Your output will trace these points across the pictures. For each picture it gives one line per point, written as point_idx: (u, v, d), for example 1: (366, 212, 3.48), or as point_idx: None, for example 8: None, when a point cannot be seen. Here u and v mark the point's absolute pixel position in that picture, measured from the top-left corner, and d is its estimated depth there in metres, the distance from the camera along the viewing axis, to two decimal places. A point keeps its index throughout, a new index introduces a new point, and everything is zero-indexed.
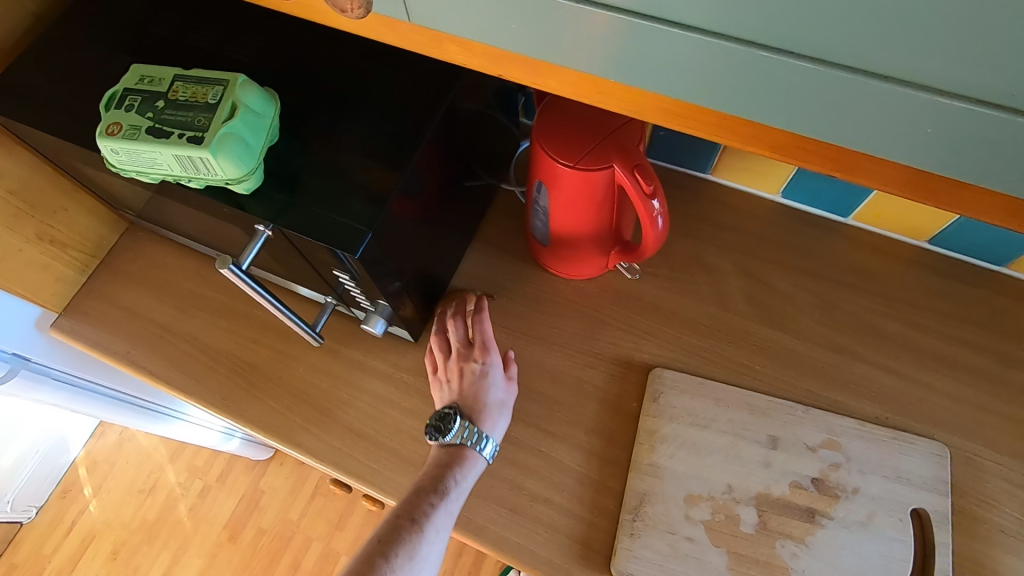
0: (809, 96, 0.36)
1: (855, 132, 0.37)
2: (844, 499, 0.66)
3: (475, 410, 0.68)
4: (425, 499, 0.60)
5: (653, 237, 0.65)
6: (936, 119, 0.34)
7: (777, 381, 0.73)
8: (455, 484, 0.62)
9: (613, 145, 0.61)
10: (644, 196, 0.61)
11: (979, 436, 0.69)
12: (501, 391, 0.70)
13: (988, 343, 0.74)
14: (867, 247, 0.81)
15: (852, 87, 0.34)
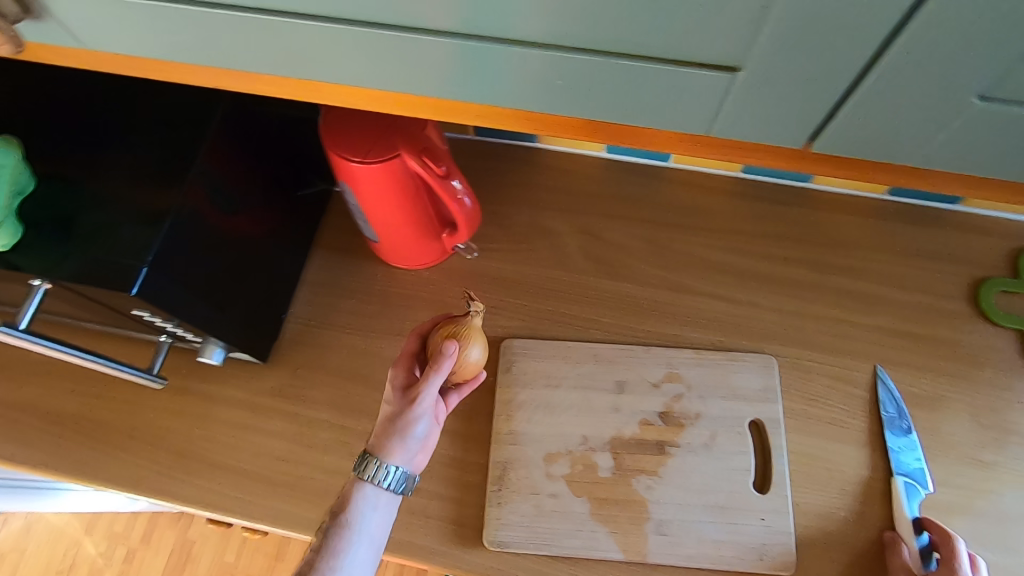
0: (473, 69, 0.44)
1: (522, 95, 0.45)
2: (688, 425, 0.70)
3: (398, 427, 0.60)
4: (333, 511, 0.59)
5: (461, 214, 0.67)
6: (564, 76, 0.43)
7: (621, 329, 0.77)
8: (346, 517, 0.58)
9: (400, 134, 0.61)
10: (440, 178, 0.62)
11: (800, 341, 0.75)
12: (427, 403, 0.61)
13: (803, 255, 0.80)
14: (689, 186, 0.85)
15: (497, 57, 0.42)
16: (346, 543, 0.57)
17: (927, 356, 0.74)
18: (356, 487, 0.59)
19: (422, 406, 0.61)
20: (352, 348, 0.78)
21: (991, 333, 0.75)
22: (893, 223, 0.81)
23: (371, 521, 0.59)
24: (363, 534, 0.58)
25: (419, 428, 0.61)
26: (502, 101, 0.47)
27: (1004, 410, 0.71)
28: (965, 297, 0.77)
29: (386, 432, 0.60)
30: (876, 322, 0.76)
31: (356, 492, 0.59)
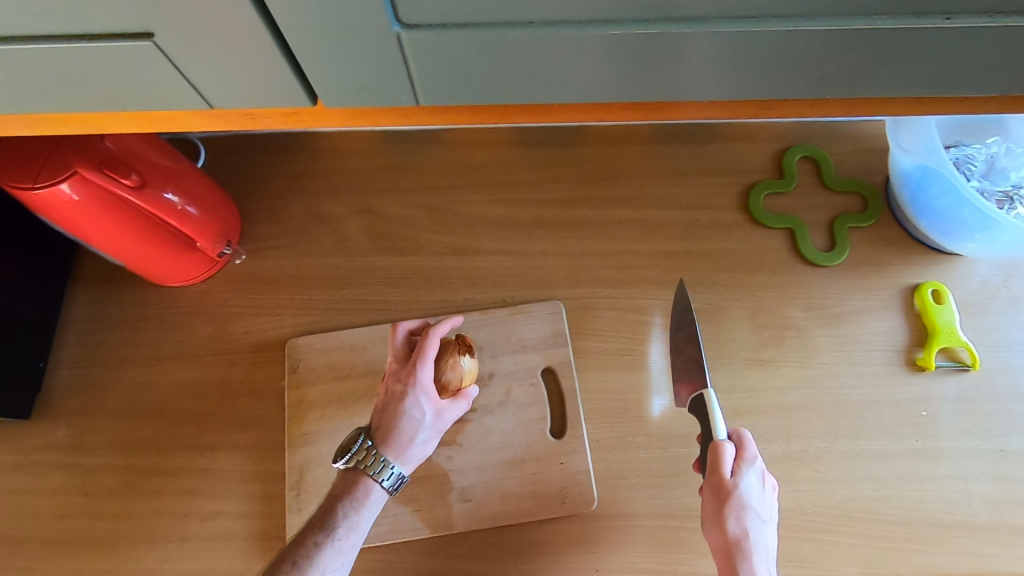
0: (27, 73, 0.39)
1: (104, 92, 0.41)
2: (482, 387, 0.70)
3: (391, 445, 0.59)
4: (310, 539, 0.55)
5: (172, 215, 0.63)
6: (121, 62, 0.38)
7: (410, 304, 0.75)
8: (342, 519, 0.57)
9: (61, 148, 0.56)
10: (130, 186, 0.58)
11: (587, 281, 0.76)
12: (419, 418, 0.60)
13: (583, 194, 0.80)
14: (466, 144, 0.83)
15: (35, 56, 0.37)
16: (335, 555, 0.56)
17: (706, 270, 0.76)
18: (358, 480, 0.59)
19: (444, 425, 0.62)
20: (128, 383, 0.72)
21: (764, 236, 0.78)
22: (665, 146, 0.82)
23: (367, 521, 0.58)
24: (354, 542, 0.57)
25: (434, 441, 0.61)
26: (93, 104, 0.42)
27: (778, 307, 0.74)
28: (738, 205, 0.79)
29: (383, 435, 0.60)
30: (657, 246, 0.77)
31: (351, 494, 0.58)
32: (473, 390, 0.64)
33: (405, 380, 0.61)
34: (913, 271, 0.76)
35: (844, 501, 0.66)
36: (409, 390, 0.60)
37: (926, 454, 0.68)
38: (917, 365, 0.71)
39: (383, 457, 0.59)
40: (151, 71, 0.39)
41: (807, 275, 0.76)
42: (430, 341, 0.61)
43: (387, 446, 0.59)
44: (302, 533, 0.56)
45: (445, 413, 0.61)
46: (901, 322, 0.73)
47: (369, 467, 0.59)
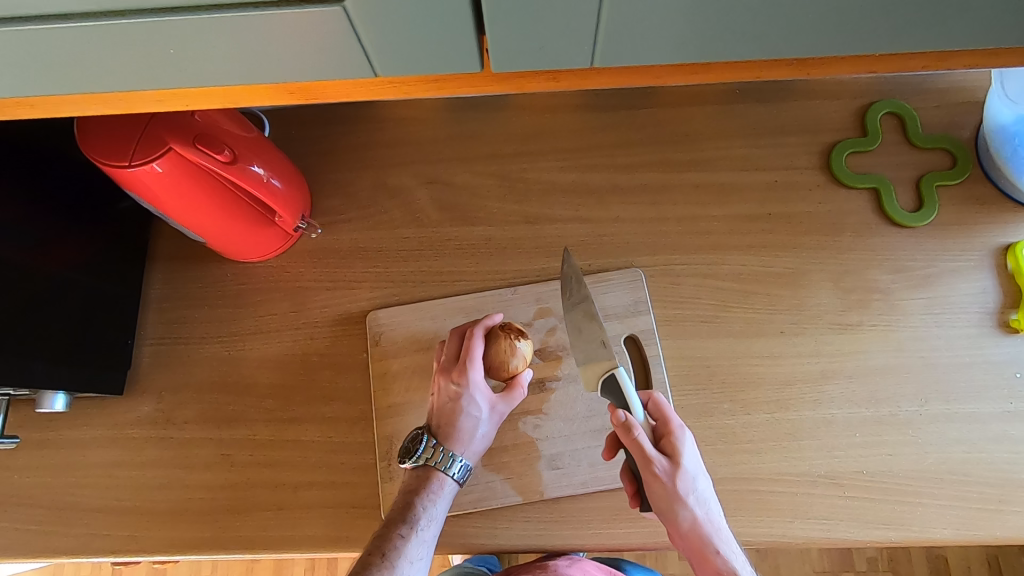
0: (151, 48, 0.37)
1: (228, 63, 0.39)
2: (565, 356, 0.70)
3: (454, 439, 0.63)
4: (395, 531, 0.60)
5: (260, 188, 0.62)
6: (253, 32, 0.36)
7: (486, 275, 0.74)
8: (422, 512, 0.61)
9: (153, 124, 0.56)
10: (222, 162, 0.57)
11: (663, 247, 0.74)
12: (475, 415, 0.64)
13: (656, 159, 0.78)
14: (533, 109, 0.80)
15: (164, 30, 0.35)
16: (419, 546, 0.60)
17: (787, 234, 0.74)
18: (430, 476, 0.63)
19: (498, 414, 0.65)
20: (213, 358, 0.73)
21: (846, 197, 0.75)
22: (740, 106, 0.79)
23: (440, 511, 0.62)
24: (433, 531, 0.61)
25: (492, 430, 0.65)
26: (214, 77, 0.40)
27: (863, 270, 0.73)
28: (818, 166, 0.77)
29: (445, 432, 0.63)
30: (735, 210, 0.75)
31: (424, 490, 0.62)
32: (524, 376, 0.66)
33: (458, 382, 0.64)
34: (1004, 230, 0.73)
35: (937, 464, 0.66)
36: (462, 393, 0.63)
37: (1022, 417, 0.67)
38: (1010, 326, 0.69)
39: (449, 452, 0.63)
40: (284, 38, 0.36)
41: (892, 237, 0.74)
42: (476, 345, 0.65)
43: (450, 442, 0.63)
44: (387, 527, 0.60)
45: (498, 405, 0.64)
46: (992, 283, 0.71)
47: (433, 459, 0.63)
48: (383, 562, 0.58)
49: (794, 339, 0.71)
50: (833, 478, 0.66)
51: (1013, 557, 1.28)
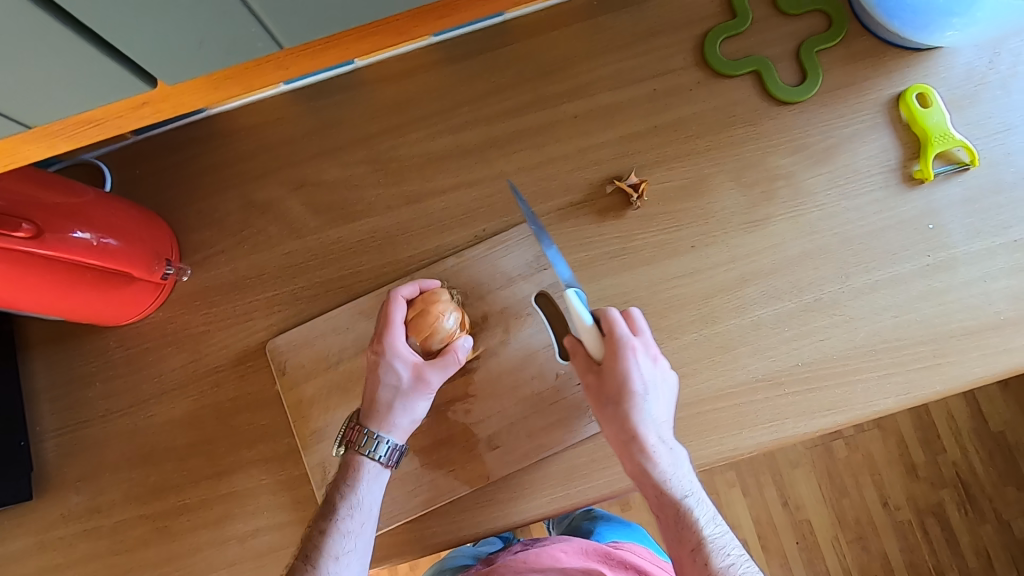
0: None
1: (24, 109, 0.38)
2: (478, 333, 0.65)
3: (378, 410, 0.59)
4: (316, 529, 0.58)
5: (83, 251, 0.55)
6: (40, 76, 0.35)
7: (380, 269, 0.69)
8: (340, 503, 0.58)
9: None
10: (24, 237, 0.51)
11: (555, 191, 0.70)
12: (399, 382, 0.59)
13: (529, 98, 0.72)
14: (389, 80, 0.74)
15: None
16: (346, 539, 0.57)
17: (678, 143, 0.70)
18: (354, 460, 0.59)
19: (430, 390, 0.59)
20: (121, 434, 0.68)
21: (729, 88, 0.71)
22: (602, 18, 0.73)
23: (356, 504, 0.58)
24: (362, 522, 0.58)
25: (420, 403, 0.59)
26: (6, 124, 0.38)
27: (762, 159, 0.69)
28: (695, 62, 0.72)
29: (367, 411, 0.59)
30: (621, 132, 0.71)
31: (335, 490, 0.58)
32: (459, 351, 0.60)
33: (377, 347, 0.59)
34: (892, 81, 0.70)
35: (868, 337, 0.65)
36: (381, 358, 0.58)
37: (942, 267, 0.66)
38: (915, 179, 0.67)
39: (369, 432, 0.58)
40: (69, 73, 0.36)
41: (782, 117, 0.70)
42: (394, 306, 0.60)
43: (371, 420, 0.59)
44: (314, 524, 0.58)
45: (426, 374, 0.58)
46: (890, 139, 0.69)
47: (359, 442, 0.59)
48: (309, 563, 0.56)
49: (707, 250, 0.68)
50: (772, 379, 0.65)
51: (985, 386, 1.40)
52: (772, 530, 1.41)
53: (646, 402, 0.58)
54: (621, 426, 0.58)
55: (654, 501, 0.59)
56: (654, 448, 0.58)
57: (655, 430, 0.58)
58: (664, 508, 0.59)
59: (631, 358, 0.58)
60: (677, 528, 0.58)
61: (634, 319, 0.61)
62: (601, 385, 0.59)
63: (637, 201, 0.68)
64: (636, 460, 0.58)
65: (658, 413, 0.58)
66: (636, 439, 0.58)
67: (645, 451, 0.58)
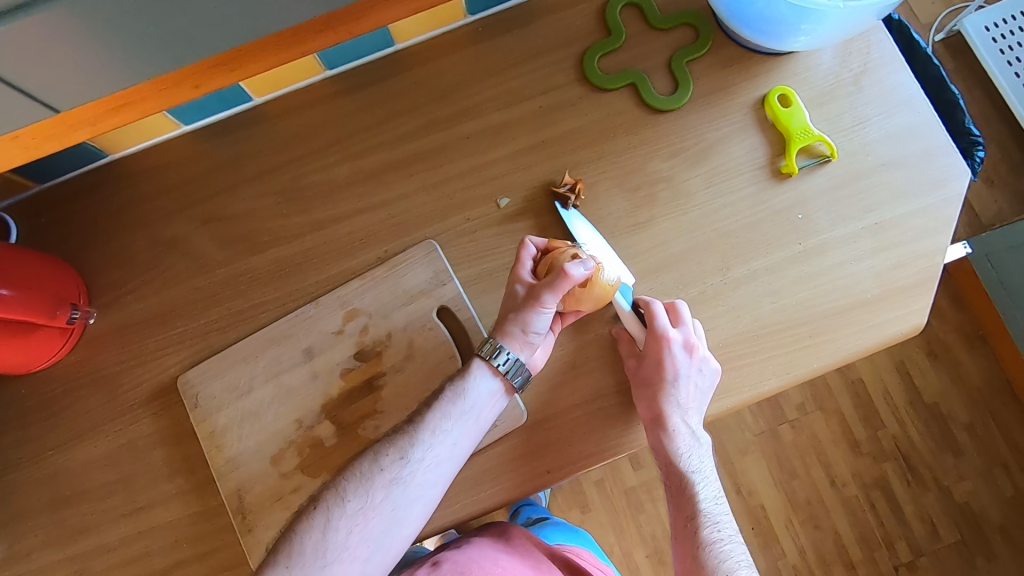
0: None
1: None
2: (383, 350, 0.68)
3: (502, 335, 0.64)
4: (426, 405, 0.64)
5: None
6: None
7: (288, 297, 0.71)
8: (455, 386, 0.63)
9: None
10: None
11: (453, 208, 0.73)
12: (523, 300, 0.64)
13: (423, 122, 0.75)
14: (287, 112, 0.75)
15: None
16: (392, 475, 0.61)
17: (567, 154, 0.74)
18: (476, 363, 0.64)
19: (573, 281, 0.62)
20: (36, 480, 0.68)
21: (610, 100, 0.76)
22: (488, 42, 0.77)
23: (480, 392, 0.64)
24: (443, 438, 0.62)
25: (539, 318, 0.63)
26: None
27: (643, 165, 0.74)
28: (577, 78, 0.76)
29: (499, 330, 0.64)
30: (511, 148, 0.75)
31: (469, 371, 0.64)
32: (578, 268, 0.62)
33: (513, 271, 0.66)
34: (757, 84, 0.76)
35: (751, 323, 0.69)
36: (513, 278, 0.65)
37: (813, 253, 0.71)
38: (782, 173, 0.73)
39: (495, 343, 0.64)
40: None
41: (660, 125, 0.75)
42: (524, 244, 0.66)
43: (501, 336, 0.64)
44: (427, 401, 0.64)
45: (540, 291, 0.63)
46: (759, 138, 0.74)
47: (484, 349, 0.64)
48: (383, 459, 0.61)
49: None
50: None
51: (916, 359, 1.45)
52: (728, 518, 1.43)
53: (680, 388, 0.66)
54: (654, 404, 0.66)
55: (671, 479, 0.69)
56: (681, 429, 0.66)
57: (682, 413, 0.66)
58: (672, 479, 0.69)
59: (669, 346, 0.66)
60: (682, 498, 0.69)
61: (680, 310, 0.68)
62: (642, 367, 0.67)
63: (574, 201, 0.72)
64: (659, 435, 0.66)
65: (693, 403, 0.67)
66: (662, 415, 0.66)
67: (672, 424, 0.66)
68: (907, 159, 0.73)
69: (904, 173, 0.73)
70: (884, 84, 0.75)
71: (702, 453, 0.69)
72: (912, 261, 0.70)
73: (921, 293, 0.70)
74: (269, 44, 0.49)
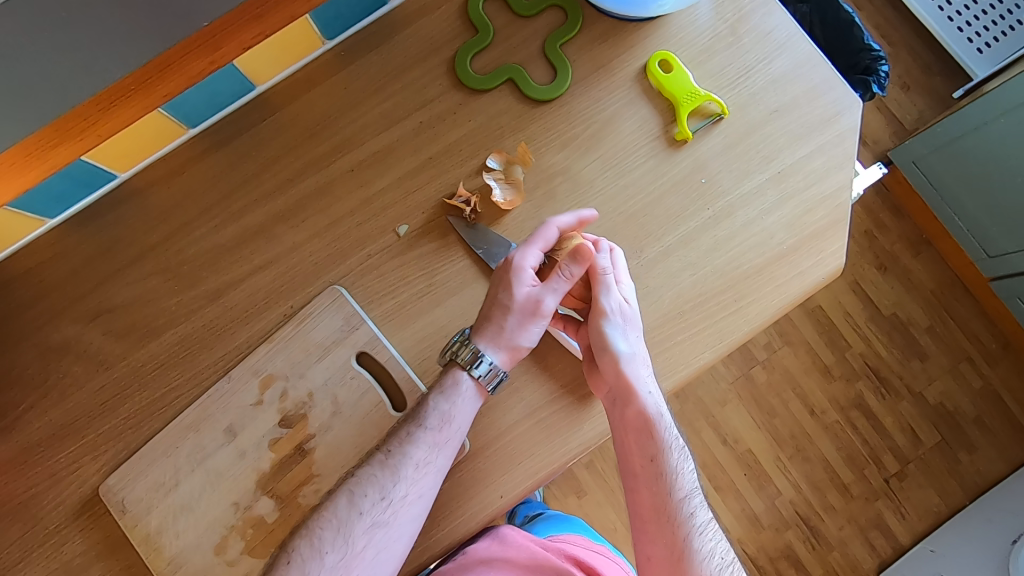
0: None
1: None
2: (308, 411, 0.66)
3: (489, 339, 0.64)
4: (404, 430, 0.64)
5: None
6: None
7: (199, 377, 0.68)
8: (435, 412, 0.63)
9: None
10: None
11: (350, 247, 0.70)
12: (523, 298, 0.64)
13: (302, 164, 0.71)
14: (158, 182, 0.70)
15: None
16: (375, 507, 0.62)
17: (457, 167, 0.71)
18: (455, 375, 0.64)
19: (569, 282, 0.65)
20: None
21: (491, 101, 0.72)
22: (353, 65, 0.72)
23: (464, 413, 0.64)
24: (427, 473, 0.62)
25: (532, 327, 0.65)
26: None
27: (537, 161, 0.71)
28: (452, 84, 0.73)
29: (481, 330, 0.64)
30: (399, 172, 0.71)
31: (457, 390, 0.64)
32: (577, 267, 0.64)
33: (511, 261, 0.64)
34: (635, 54, 0.73)
35: (675, 300, 0.68)
36: (512, 270, 0.64)
37: (722, 216, 0.70)
38: (677, 140, 0.71)
39: (476, 349, 0.64)
40: None
41: (546, 116, 0.72)
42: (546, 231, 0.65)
43: (488, 340, 0.64)
44: (400, 427, 0.64)
45: (547, 301, 0.65)
46: (648, 109, 0.72)
47: (466, 359, 0.64)
48: (363, 492, 0.63)
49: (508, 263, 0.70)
50: None
51: (870, 276, 1.40)
52: (721, 471, 1.35)
53: (628, 335, 0.65)
54: (606, 355, 0.64)
55: (637, 448, 0.66)
56: (641, 382, 0.64)
57: (636, 361, 0.65)
58: (638, 444, 0.66)
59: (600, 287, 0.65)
60: (657, 482, 0.66)
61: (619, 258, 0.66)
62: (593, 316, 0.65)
63: (472, 214, 0.70)
64: (622, 389, 0.64)
65: (638, 350, 0.65)
66: (631, 391, 0.64)
67: (638, 396, 0.64)
68: (797, 101, 0.72)
69: (796, 117, 0.72)
70: (760, 30, 0.73)
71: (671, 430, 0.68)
72: (820, 204, 0.70)
73: (834, 233, 0.70)
74: (17, 151, 0.42)
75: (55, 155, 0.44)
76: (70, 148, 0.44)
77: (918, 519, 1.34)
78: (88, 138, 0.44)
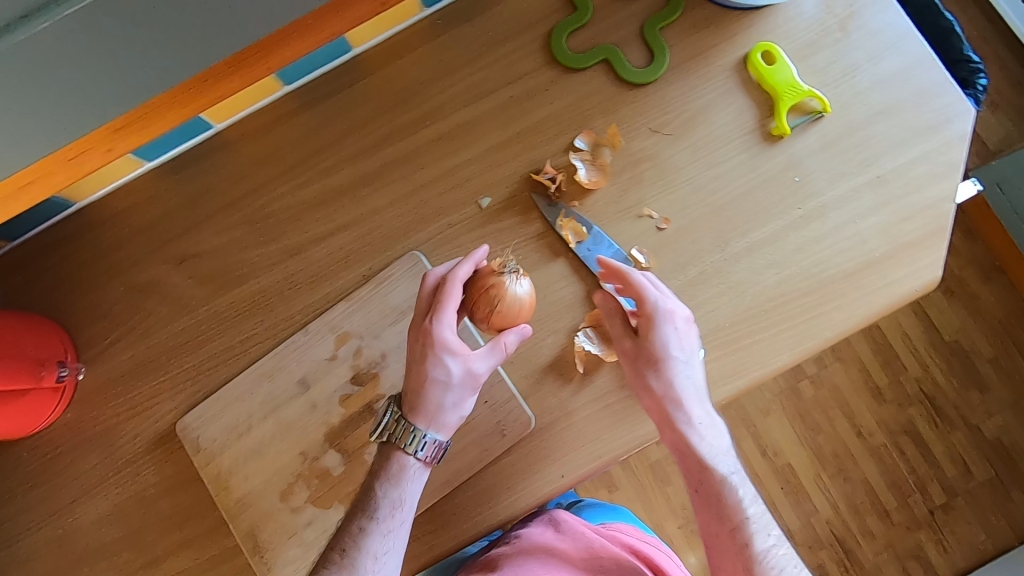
0: None
1: None
2: (380, 371, 0.67)
3: (420, 419, 0.59)
4: (355, 526, 0.59)
5: None
6: None
7: (276, 328, 0.69)
8: (383, 499, 0.59)
9: None
10: None
11: (430, 216, 0.71)
12: (449, 371, 0.58)
13: (390, 129, 0.72)
14: (249, 135, 0.72)
15: None
16: None
17: (542, 145, 0.71)
18: (394, 459, 0.60)
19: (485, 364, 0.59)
20: (49, 542, 0.68)
21: (582, 81, 0.72)
22: (449, 35, 0.72)
23: (413, 495, 0.60)
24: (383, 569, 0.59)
25: (467, 398, 0.60)
26: None
27: (625, 145, 0.70)
28: (546, 61, 0.72)
29: (413, 405, 0.59)
30: (485, 145, 0.71)
31: (400, 475, 0.60)
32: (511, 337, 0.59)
33: (426, 339, 0.58)
34: (737, 43, 0.71)
35: (756, 299, 0.67)
36: (431, 351, 0.57)
37: (813, 217, 0.68)
38: (773, 136, 0.69)
39: (411, 428, 0.59)
40: None
41: (637, 99, 0.71)
42: (456, 285, 0.58)
43: (418, 418, 0.59)
44: (348, 521, 0.60)
45: (474, 367, 0.58)
46: (744, 101, 0.70)
47: (401, 438, 0.59)
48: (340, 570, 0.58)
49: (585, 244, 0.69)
50: None
51: (936, 298, 1.35)
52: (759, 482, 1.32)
53: (679, 363, 0.62)
54: (654, 383, 0.62)
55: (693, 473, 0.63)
56: (688, 406, 0.62)
57: (687, 387, 0.62)
58: (693, 472, 0.63)
59: (649, 322, 0.62)
60: (711, 508, 0.61)
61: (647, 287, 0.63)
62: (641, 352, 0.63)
63: (557, 191, 0.70)
64: (666, 419, 0.62)
65: (694, 377, 0.63)
66: (668, 421, 0.62)
67: (682, 429, 0.62)
68: (904, 104, 0.69)
69: (901, 121, 0.69)
70: (871, 28, 0.70)
71: (722, 454, 0.63)
72: (920, 213, 0.68)
73: (932, 244, 0.67)
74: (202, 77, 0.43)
75: (226, 85, 0.44)
76: (191, 105, 0.45)
77: (961, 554, 1.29)
78: (260, 68, 0.45)
